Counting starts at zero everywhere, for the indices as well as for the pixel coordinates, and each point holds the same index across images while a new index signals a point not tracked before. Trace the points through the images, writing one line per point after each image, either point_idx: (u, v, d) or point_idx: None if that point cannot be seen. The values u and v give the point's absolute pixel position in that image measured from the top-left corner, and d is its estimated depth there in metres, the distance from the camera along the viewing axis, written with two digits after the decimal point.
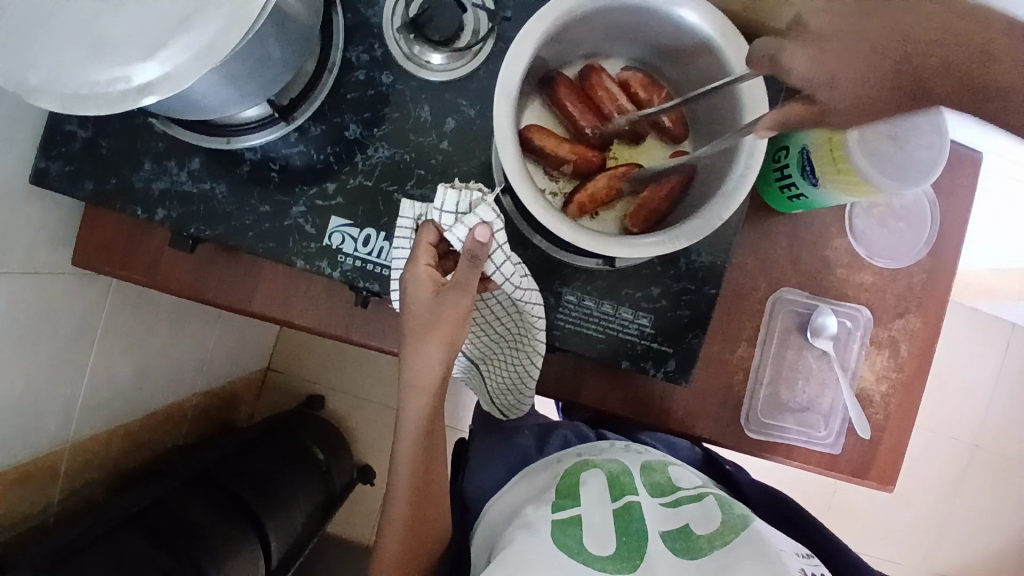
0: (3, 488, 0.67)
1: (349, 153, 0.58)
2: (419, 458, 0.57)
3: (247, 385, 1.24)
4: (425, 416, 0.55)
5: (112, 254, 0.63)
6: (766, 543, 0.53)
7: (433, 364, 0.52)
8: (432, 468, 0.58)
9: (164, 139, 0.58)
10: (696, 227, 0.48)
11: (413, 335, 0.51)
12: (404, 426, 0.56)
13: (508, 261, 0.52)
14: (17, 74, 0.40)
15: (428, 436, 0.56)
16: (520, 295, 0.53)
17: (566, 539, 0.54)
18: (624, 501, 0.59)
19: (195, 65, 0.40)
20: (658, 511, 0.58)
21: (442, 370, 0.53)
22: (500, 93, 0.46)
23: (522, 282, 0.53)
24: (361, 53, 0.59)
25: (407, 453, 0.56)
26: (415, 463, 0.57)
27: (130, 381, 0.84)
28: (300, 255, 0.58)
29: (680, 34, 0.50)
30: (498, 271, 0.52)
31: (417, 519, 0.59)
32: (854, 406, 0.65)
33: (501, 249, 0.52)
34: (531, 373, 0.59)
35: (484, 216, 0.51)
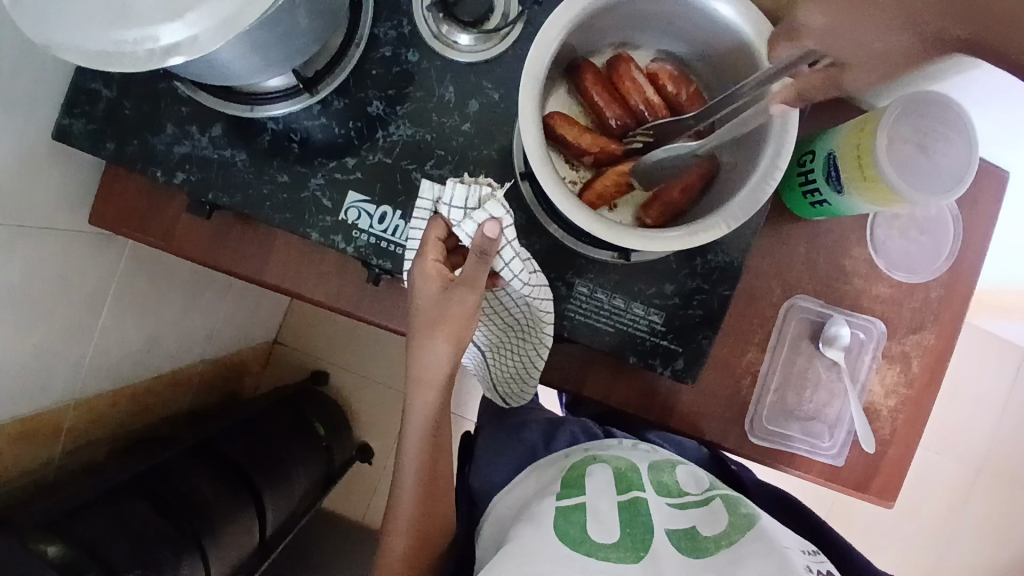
0: (7, 441, 0.67)
1: (370, 130, 0.58)
2: (421, 442, 0.56)
3: (256, 356, 1.25)
4: (434, 405, 0.55)
5: (129, 216, 0.63)
6: (771, 540, 0.53)
7: (440, 361, 0.52)
8: (438, 452, 0.58)
9: (187, 104, 0.58)
10: (707, 228, 0.47)
11: (423, 319, 0.51)
12: (411, 413, 0.56)
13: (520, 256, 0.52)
14: (46, 28, 0.40)
15: (436, 423, 0.56)
16: (530, 290, 0.53)
17: (568, 527, 0.55)
18: (629, 495, 0.58)
19: (223, 29, 0.40)
20: (664, 510, 0.57)
21: (451, 364, 0.53)
22: (528, 76, 0.45)
23: (532, 277, 0.53)
24: (388, 29, 0.58)
25: (409, 437, 0.56)
26: (420, 453, 0.56)
27: (139, 347, 0.85)
28: (315, 229, 0.58)
29: (712, 27, 0.49)
30: (511, 264, 0.51)
31: (420, 505, 0.59)
32: (860, 418, 0.65)
33: (510, 246, 0.51)
34: (536, 365, 0.59)
35: (495, 212, 0.50)
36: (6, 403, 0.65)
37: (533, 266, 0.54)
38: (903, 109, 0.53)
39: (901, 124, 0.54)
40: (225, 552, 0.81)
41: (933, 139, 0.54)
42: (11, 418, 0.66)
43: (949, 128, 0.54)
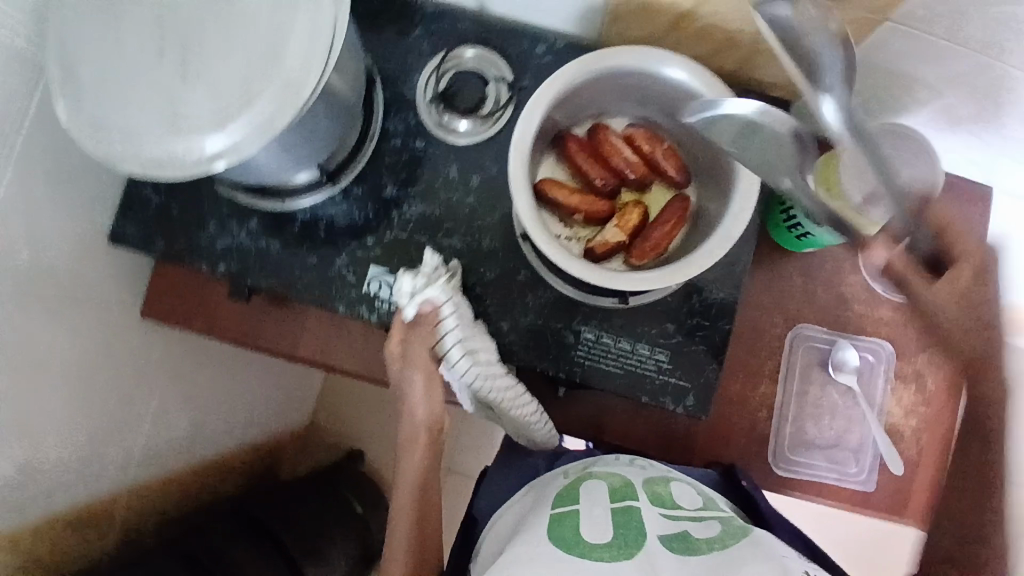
0: (63, 528, 0.72)
1: (386, 210, 0.65)
2: (411, 499, 0.63)
3: (292, 438, 1.29)
4: (424, 458, 0.63)
5: (177, 308, 0.71)
6: (767, 547, 0.52)
7: (416, 416, 0.61)
8: (428, 505, 0.64)
9: (226, 202, 0.65)
10: (689, 269, 0.51)
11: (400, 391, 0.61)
12: (401, 471, 0.64)
13: (466, 340, 0.58)
14: (114, 149, 0.49)
15: (424, 476, 0.64)
16: (472, 372, 0.57)
17: (561, 534, 0.54)
18: (623, 504, 0.57)
19: (256, 135, 0.48)
20: (658, 517, 0.56)
21: (422, 420, 0.62)
22: (516, 150, 0.52)
23: (479, 358, 0.58)
24: (398, 122, 0.66)
25: (402, 494, 0.63)
26: (412, 503, 0.63)
27: (185, 432, 0.90)
28: (342, 302, 0.64)
29: (674, 92, 0.55)
30: (456, 346, 0.57)
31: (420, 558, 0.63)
32: (884, 442, 0.66)
33: (451, 333, 0.57)
34: (526, 425, 0.63)
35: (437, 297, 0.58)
36: (64, 491, 0.70)
37: (479, 348, 0.58)
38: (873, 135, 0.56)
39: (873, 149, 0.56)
40: None
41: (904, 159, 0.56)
42: (68, 503, 0.72)
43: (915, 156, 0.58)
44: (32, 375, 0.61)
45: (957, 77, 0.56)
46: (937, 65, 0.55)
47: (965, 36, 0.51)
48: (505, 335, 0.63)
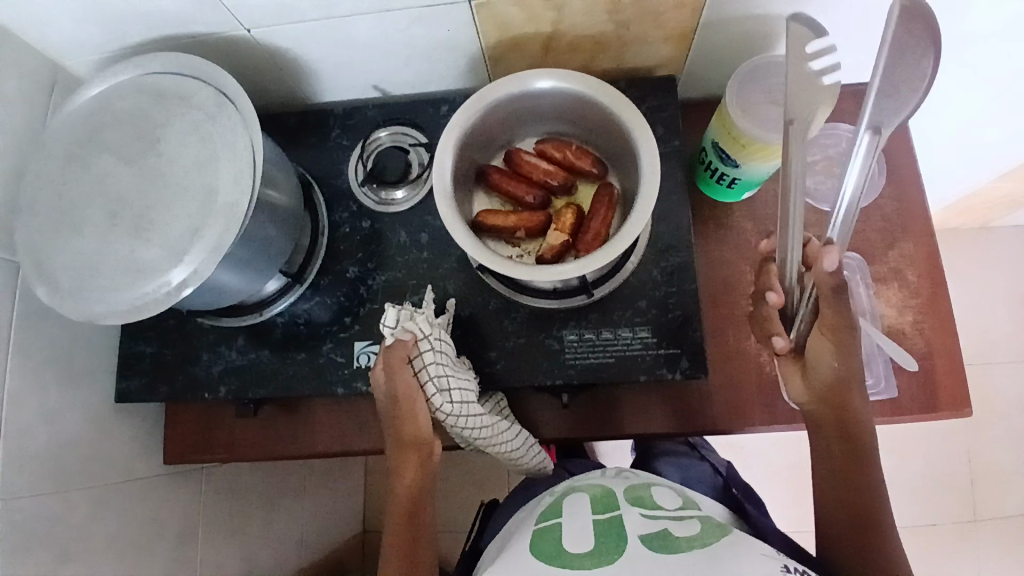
0: None
1: (355, 290, 0.70)
2: (400, 524, 0.63)
3: (352, 553, 1.29)
4: (413, 484, 0.63)
5: (197, 445, 0.74)
6: (748, 543, 0.55)
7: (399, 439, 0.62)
8: (417, 532, 0.63)
9: (212, 330, 0.70)
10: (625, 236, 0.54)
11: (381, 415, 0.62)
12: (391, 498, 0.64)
13: (441, 378, 0.60)
14: (94, 309, 0.55)
15: (412, 504, 0.64)
16: (449, 409, 0.60)
17: (544, 547, 0.57)
18: (606, 513, 0.60)
19: (210, 255, 0.54)
20: (638, 519, 0.59)
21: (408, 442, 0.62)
22: (440, 193, 0.57)
23: (456, 397, 0.60)
24: (342, 212, 0.72)
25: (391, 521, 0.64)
26: (396, 530, 0.63)
27: (239, 570, 0.90)
28: (339, 384, 0.67)
29: (558, 98, 0.60)
30: (431, 384, 0.60)
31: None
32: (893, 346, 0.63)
33: (431, 363, 0.60)
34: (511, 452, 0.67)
35: (412, 333, 0.60)
36: None
37: (455, 386, 0.60)
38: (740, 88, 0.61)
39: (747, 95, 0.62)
40: None
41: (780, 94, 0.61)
42: None
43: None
44: (75, 547, 0.63)
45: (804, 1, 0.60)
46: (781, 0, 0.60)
47: None
48: (496, 363, 0.65)
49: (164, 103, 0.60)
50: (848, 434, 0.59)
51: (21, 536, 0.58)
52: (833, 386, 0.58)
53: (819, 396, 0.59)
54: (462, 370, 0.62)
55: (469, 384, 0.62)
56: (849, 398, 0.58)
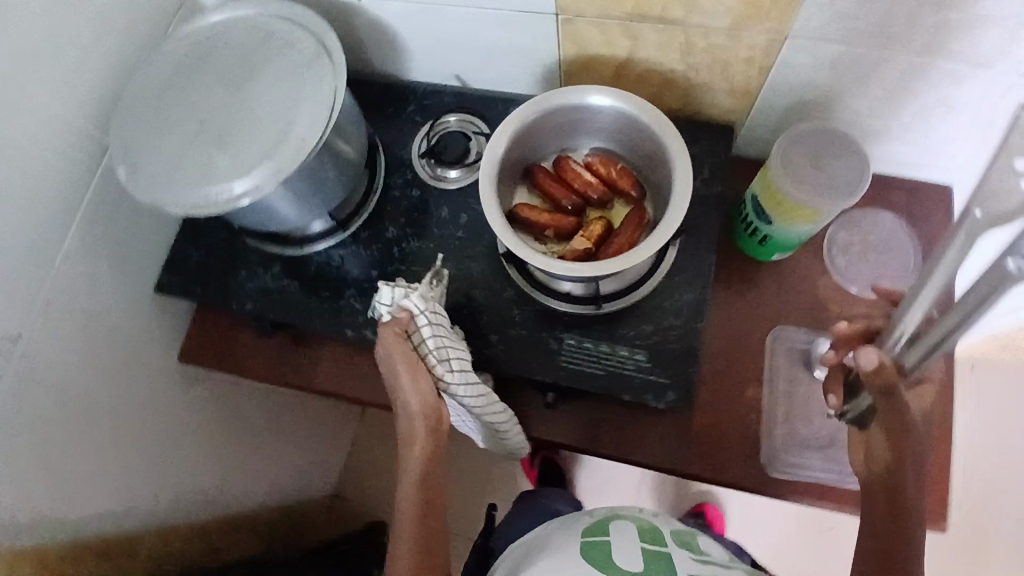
0: (84, 560, 0.75)
1: (388, 248, 0.75)
2: (416, 493, 0.65)
3: (318, 513, 1.33)
4: (425, 457, 0.65)
5: (213, 352, 0.80)
6: None
7: (411, 415, 0.63)
8: (433, 506, 0.66)
9: (254, 251, 0.76)
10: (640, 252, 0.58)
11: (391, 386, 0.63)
12: (404, 477, 0.66)
13: (442, 350, 0.62)
14: (160, 198, 0.61)
15: (426, 478, 0.65)
16: (449, 380, 0.62)
17: (595, 561, 0.59)
18: (656, 546, 0.62)
19: (273, 176, 0.60)
20: (688, 562, 0.60)
21: (417, 415, 0.63)
22: (485, 173, 0.61)
23: (455, 367, 0.62)
24: (397, 176, 0.78)
25: (408, 492, 0.65)
26: (414, 508, 0.65)
27: (214, 484, 0.97)
28: (350, 327, 0.72)
29: (615, 118, 0.64)
30: (433, 355, 0.61)
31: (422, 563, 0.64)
32: None
33: (431, 337, 0.61)
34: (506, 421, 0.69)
35: (408, 310, 0.61)
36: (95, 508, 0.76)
37: (454, 357, 0.63)
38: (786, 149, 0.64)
39: (791, 155, 0.64)
40: None
41: (823, 157, 0.64)
42: (97, 527, 0.77)
43: (845, 147, 0.64)
44: (72, 401, 0.70)
45: (865, 75, 0.64)
46: (845, 69, 0.63)
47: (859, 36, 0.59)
48: (496, 346, 0.69)
49: (271, 41, 0.68)
50: (896, 513, 0.56)
51: (35, 371, 0.65)
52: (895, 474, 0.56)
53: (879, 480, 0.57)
54: (458, 343, 0.65)
55: (466, 356, 0.65)
56: (904, 490, 0.55)
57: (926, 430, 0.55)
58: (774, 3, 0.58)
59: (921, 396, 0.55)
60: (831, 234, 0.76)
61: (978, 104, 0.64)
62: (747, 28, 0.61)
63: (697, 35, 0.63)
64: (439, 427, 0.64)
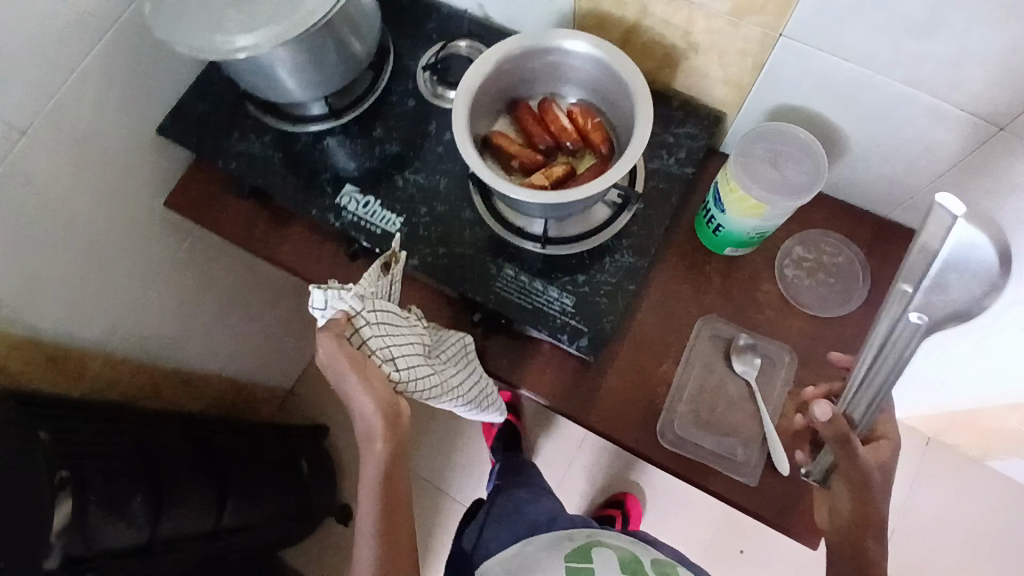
0: (34, 361, 0.82)
1: (371, 146, 0.79)
2: (378, 489, 0.65)
3: (268, 399, 1.40)
4: (386, 458, 0.62)
5: (192, 202, 0.85)
6: None
7: (367, 417, 0.60)
8: (397, 499, 0.67)
9: (252, 118, 0.81)
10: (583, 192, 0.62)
11: (349, 393, 0.59)
12: (366, 473, 0.64)
13: (387, 348, 0.60)
14: (169, 32, 0.65)
15: (387, 478, 0.65)
16: (401, 378, 0.61)
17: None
18: None
19: (273, 39, 0.63)
20: None
21: (376, 424, 0.60)
22: (464, 89, 0.65)
23: (402, 364, 0.61)
24: (399, 84, 0.81)
25: (370, 490, 0.65)
26: (378, 508, 0.66)
27: (172, 333, 1.04)
28: (316, 208, 0.77)
29: (601, 70, 0.67)
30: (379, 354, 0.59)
31: (386, 551, 0.68)
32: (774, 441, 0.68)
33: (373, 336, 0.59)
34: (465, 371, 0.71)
35: (344, 312, 0.58)
36: (55, 315, 0.82)
37: (399, 354, 0.61)
38: (742, 148, 0.68)
39: (750, 150, 0.68)
40: (176, 520, 0.88)
41: (781, 158, 0.68)
42: (52, 333, 0.83)
43: (802, 154, 0.67)
44: (58, 209, 0.76)
45: (853, 91, 0.64)
46: (835, 79, 0.64)
47: (851, 50, 0.60)
48: (440, 258, 0.73)
49: None
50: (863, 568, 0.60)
51: (26, 167, 0.71)
52: (854, 526, 0.60)
53: (838, 532, 0.61)
54: (400, 331, 0.62)
55: (411, 348, 0.63)
56: (866, 543, 0.60)
57: (882, 483, 0.59)
58: None
59: (876, 451, 0.60)
60: (787, 245, 0.78)
61: (955, 148, 0.64)
62: (747, 18, 0.63)
63: (701, 15, 0.65)
64: (400, 420, 0.61)
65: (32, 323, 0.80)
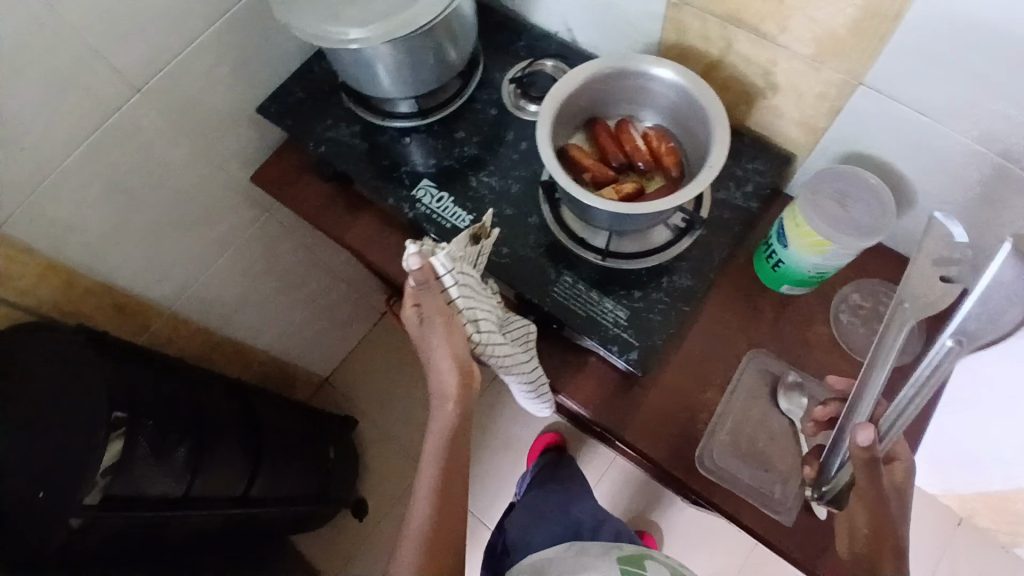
0: (105, 308, 0.88)
1: (450, 146, 0.83)
2: (441, 450, 0.68)
3: (306, 383, 1.44)
4: (455, 419, 0.65)
5: (276, 179, 0.91)
6: None
7: (445, 377, 0.62)
8: (456, 467, 0.69)
9: (345, 108, 0.86)
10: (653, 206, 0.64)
11: (432, 353, 0.62)
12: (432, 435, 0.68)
13: (471, 309, 0.62)
14: (289, 16, 0.71)
15: (452, 443, 0.68)
16: (481, 340, 0.63)
17: None
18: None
19: (382, 35, 0.68)
20: None
21: (453, 383, 0.62)
22: (551, 98, 0.68)
23: (483, 327, 0.63)
24: (484, 93, 0.86)
25: (434, 450, 0.68)
26: (439, 472, 0.68)
27: (232, 302, 1.09)
28: (392, 196, 0.80)
29: (681, 97, 0.70)
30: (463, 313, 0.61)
31: (435, 521, 0.69)
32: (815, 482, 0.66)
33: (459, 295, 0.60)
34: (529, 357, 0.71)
35: (433, 267, 0.58)
36: (133, 265, 0.88)
37: (482, 317, 0.63)
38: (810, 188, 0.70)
39: (818, 187, 0.70)
40: (212, 477, 0.90)
41: (848, 200, 0.69)
42: (126, 284, 0.89)
43: (872, 195, 0.69)
44: (155, 167, 0.83)
45: (928, 141, 0.66)
46: (912, 129, 0.66)
47: (930, 102, 0.62)
48: (503, 257, 0.76)
49: None
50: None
51: (135, 123, 0.77)
52: (872, 542, 0.59)
53: (856, 556, 0.61)
54: (481, 297, 0.64)
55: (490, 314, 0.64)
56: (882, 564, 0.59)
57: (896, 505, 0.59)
58: (857, 44, 0.62)
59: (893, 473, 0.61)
60: (844, 291, 0.78)
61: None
62: (829, 62, 0.65)
63: (783, 56, 0.68)
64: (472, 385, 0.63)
65: (112, 268, 0.85)
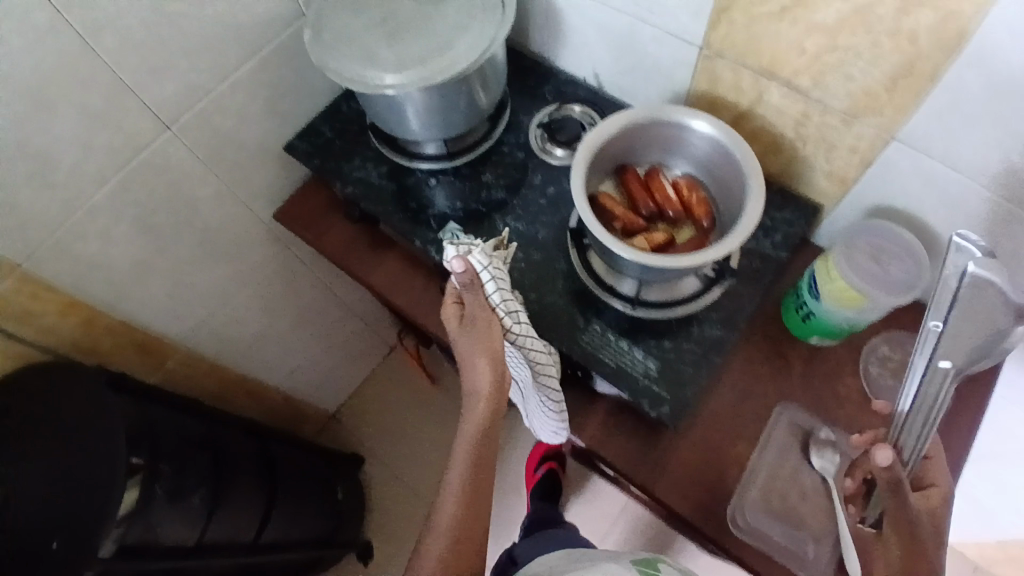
0: (125, 346, 0.87)
1: (478, 189, 0.83)
2: (468, 463, 0.67)
3: (315, 418, 1.42)
4: (485, 423, 0.66)
5: (300, 218, 0.91)
6: None
7: (482, 376, 0.64)
8: (479, 489, 0.68)
9: (373, 149, 0.87)
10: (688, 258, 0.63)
11: (468, 353, 0.64)
12: (459, 449, 0.68)
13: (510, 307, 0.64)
14: (324, 60, 0.71)
15: (479, 459, 0.68)
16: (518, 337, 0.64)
17: None
18: None
19: (418, 81, 0.69)
20: None
21: (489, 382, 0.64)
22: (585, 146, 0.68)
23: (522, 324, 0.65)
24: (511, 137, 0.87)
25: (461, 466, 0.67)
26: (463, 490, 0.67)
27: (248, 337, 1.07)
28: (419, 239, 0.80)
29: (714, 148, 0.70)
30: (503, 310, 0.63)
31: (456, 550, 0.65)
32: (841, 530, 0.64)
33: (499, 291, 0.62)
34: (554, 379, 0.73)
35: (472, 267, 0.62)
36: (154, 302, 0.87)
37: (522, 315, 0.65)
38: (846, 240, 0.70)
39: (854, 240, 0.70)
40: (227, 518, 0.87)
41: (885, 254, 0.69)
42: (145, 321, 0.87)
43: (907, 250, 0.68)
44: (182, 204, 0.82)
45: (963, 198, 0.65)
46: (946, 185, 0.65)
47: (965, 159, 0.62)
48: (531, 303, 0.75)
49: None
50: None
51: (165, 160, 0.77)
52: None
53: None
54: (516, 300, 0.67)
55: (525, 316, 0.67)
56: None
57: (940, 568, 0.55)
58: (893, 102, 0.62)
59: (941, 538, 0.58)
60: (874, 343, 0.77)
61: None
62: (863, 118, 0.65)
63: (817, 110, 0.68)
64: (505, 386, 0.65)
65: (132, 304, 0.84)
